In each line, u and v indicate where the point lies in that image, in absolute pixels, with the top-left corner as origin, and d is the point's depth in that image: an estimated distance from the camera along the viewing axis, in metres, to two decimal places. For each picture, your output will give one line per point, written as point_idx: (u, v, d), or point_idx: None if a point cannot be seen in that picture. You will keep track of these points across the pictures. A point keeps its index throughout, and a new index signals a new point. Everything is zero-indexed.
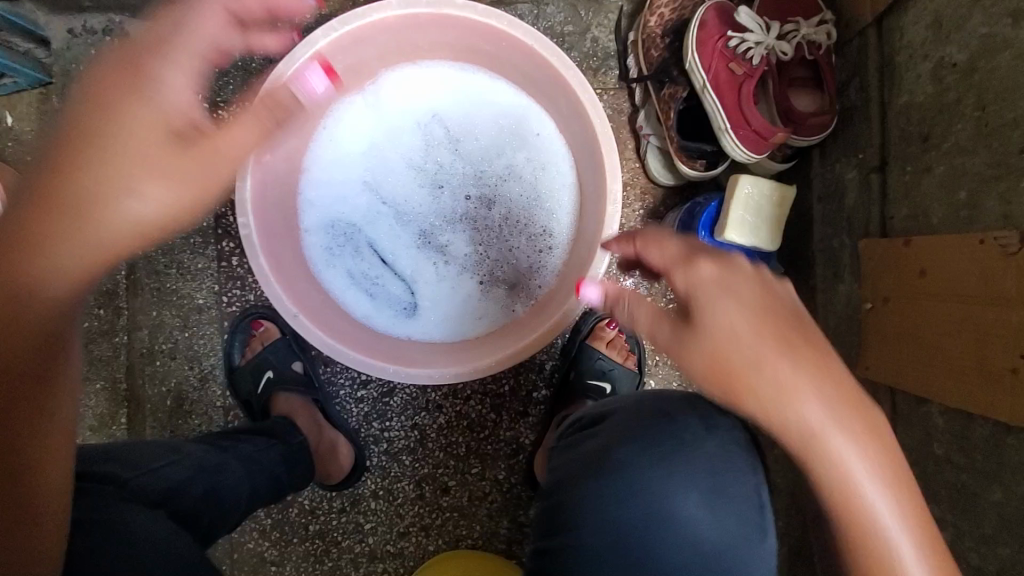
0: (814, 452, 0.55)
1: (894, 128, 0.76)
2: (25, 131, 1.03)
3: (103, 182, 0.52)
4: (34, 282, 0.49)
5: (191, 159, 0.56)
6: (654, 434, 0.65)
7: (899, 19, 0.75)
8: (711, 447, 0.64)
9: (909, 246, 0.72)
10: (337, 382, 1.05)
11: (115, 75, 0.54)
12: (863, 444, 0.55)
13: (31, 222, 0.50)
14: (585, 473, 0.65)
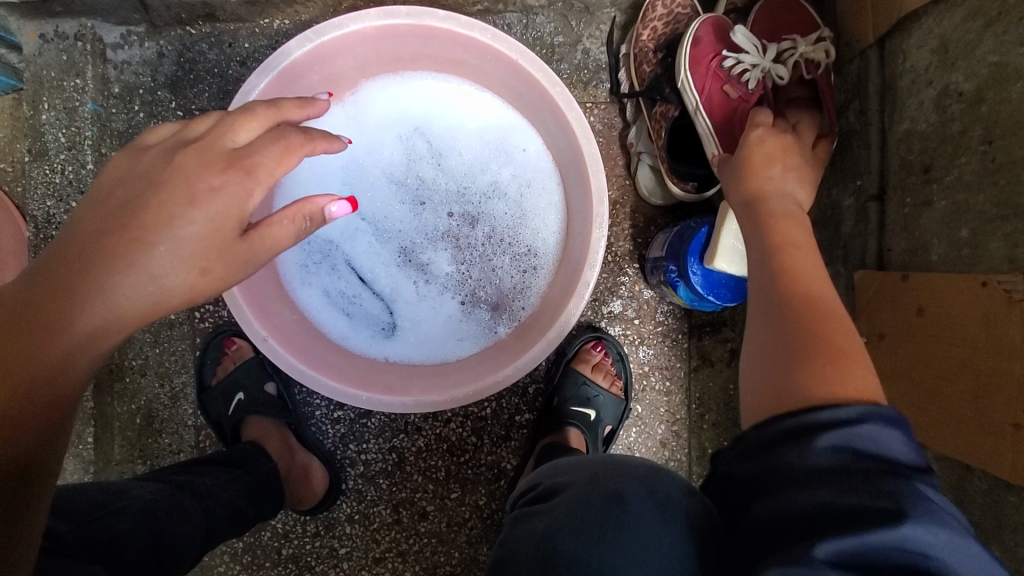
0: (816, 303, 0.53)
1: (894, 156, 0.73)
2: None
3: (124, 278, 0.48)
4: (35, 372, 0.44)
5: (226, 246, 0.53)
6: (611, 525, 0.55)
7: (902, 41, 0.72)
8: (673, 551, 0.54)
9: (908, 282, 0.69)
10: (313, 402, 1.02)
11: (172, 168, 0.52)
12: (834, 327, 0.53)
13: (43, 306, 0.46)
14: (529, 566, 0.55)
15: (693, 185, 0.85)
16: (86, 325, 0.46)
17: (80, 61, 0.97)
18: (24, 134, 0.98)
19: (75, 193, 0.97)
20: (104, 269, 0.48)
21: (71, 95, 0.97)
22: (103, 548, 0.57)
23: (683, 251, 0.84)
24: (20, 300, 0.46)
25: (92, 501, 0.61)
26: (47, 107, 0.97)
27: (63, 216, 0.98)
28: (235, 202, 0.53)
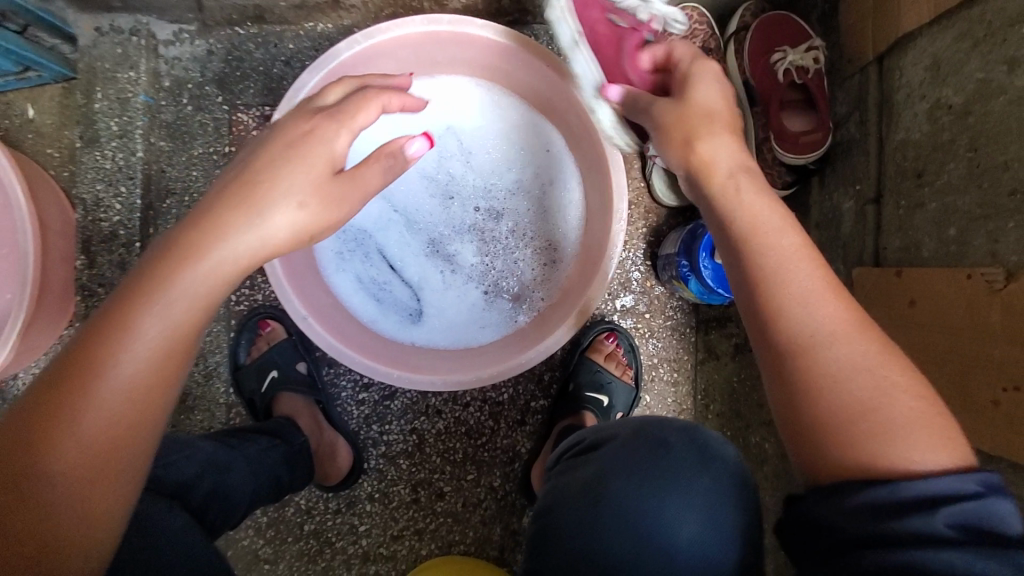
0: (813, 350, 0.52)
1: (890, 162, 0.80)
2: (45, 123, 1.07)
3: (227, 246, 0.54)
4: (122, 365, 0.49)
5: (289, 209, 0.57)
6: (652, 465, 0.63)
7: (899, 60, 0.79)
8: (707, 484, 0.62)
9: (901, 276, 0.75)
10: (340, 384, 1.07)
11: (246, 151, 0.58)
12: (863, 342, 0.51)
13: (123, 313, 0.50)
14: (579, 503, 0.64)
15: None
16: (197, 286, 0.53)
17: (135, 54, 1.04)
18: (78, 122, 1.05)
19: (125, 178, 1.04)
20: (210, 238, 0.54)
21: (124, 86, 1.04)
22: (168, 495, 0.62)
23: (695, 247, 0.90)
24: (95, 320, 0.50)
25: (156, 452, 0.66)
26: (100, 97, 1.04)
27: (110, 200, 1.05)
28: (325, 144, 0.59)
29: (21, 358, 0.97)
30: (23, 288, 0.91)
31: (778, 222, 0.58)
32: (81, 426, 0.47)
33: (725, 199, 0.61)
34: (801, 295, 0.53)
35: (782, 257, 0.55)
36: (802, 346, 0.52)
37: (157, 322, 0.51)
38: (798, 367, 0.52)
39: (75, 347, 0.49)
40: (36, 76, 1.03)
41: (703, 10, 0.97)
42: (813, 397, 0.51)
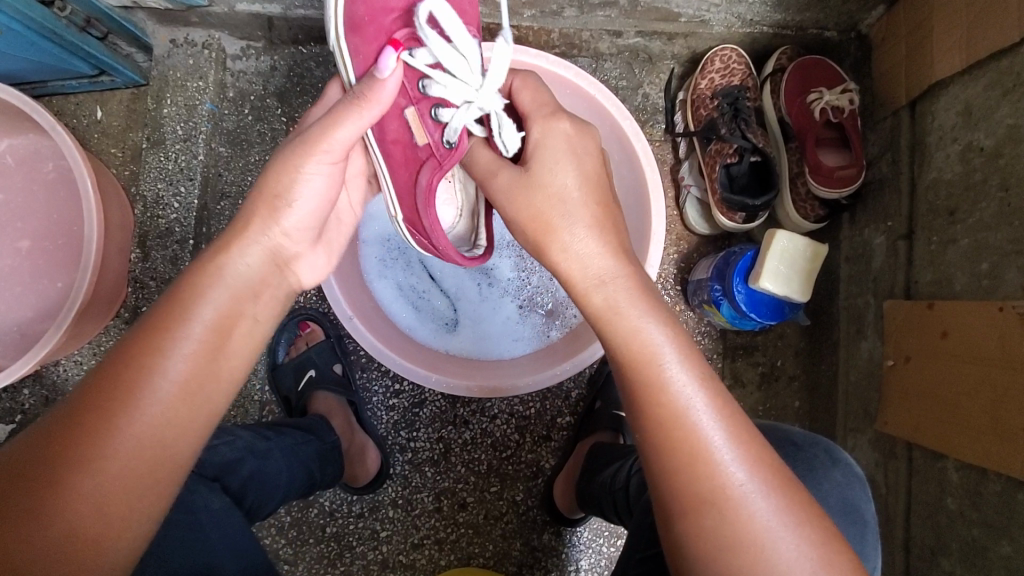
0: (676, 432, 0.52)
1: (922, 201, 0.84)
2: (111, 125, 1.14)
3: (231, 286, 0.55)
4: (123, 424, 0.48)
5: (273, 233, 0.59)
6: (782, 457, 0.70)
7: (931, 105, 0.84)
8: (840, 477, 0.69)
9: (933, 309, 0.78)
10: (372, 388, 1.10)
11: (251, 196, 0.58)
12: (755, 465, 0.52)
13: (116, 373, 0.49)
14: None
15: (741, 216, 0.97)
16: (208, 323, 0.53)
17: (205, 66, 1.09)
18: (144, 125, 1.13)
19: (185, 179, 1.09)
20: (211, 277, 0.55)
21: (192, 94, 1.09)
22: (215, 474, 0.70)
23: (728, 273, 0.92)
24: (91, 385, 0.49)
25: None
26: (169, 103, 1.09)
27: (170, 198, 1.10)
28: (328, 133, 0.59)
29: (69, 342, 0.99)
30: (84, 270, 0.94)
31: (638, 317, 0.58)
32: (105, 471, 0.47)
33: (618, 315, 0.58)
34: (695, 408, 0.53)
35: (675, 365, 0.55)
36: (691, 438, 0.52)
37: (177, 363, 0.51)
38: (689, 482, 0.51)
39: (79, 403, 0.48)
40: (109, 82, 1.10)
41: (742, 51, 1.03)
42: (704, 512, 0.50)
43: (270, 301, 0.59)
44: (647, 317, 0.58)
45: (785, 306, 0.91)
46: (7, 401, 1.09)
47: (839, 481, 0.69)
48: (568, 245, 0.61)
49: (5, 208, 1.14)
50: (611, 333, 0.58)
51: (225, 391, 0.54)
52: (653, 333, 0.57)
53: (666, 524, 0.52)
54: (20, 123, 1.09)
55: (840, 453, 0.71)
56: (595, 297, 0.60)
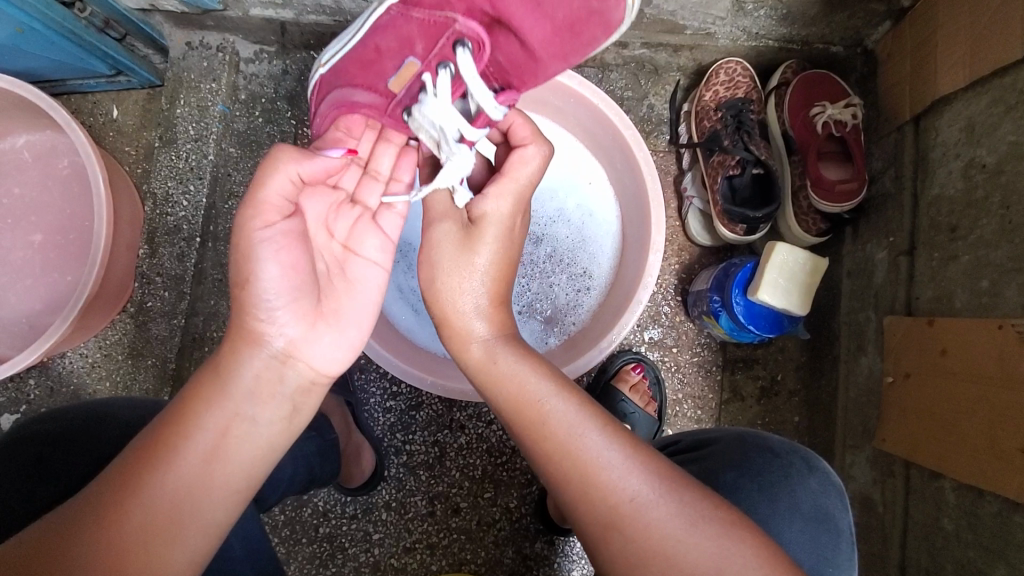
0: (568, 467, 0.55)
1: (925, 217, 0.83)
2: (126, 124, 1.17)
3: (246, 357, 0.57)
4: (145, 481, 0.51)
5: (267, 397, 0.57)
6: (769, 468, 0.69)
7: (935, 121, 0.83)
8: (813, 484, 0.69)
9: (933, 325, 0.77)
10: (369, 390, 1.11)
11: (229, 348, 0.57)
12: (646, 472, 0.54)
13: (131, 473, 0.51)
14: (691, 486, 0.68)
15: (742, 228, 0.96)
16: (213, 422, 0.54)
17: (218, 68, 1.12)
18: (158, 124, 1.15)
19: (195, 178, 1.11)
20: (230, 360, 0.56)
21: (205, 96, 1.12)
22: None
23: (728, 284, 0.92)
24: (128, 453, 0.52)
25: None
26: (183, 104, 1.12)
27: (179, 197, 1.12)
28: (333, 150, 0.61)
29: (75, 334, 1.00)
30: (91, 264, 0.96)
31: (515, 360, 0.63)
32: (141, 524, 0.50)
33: (493, 366, 0.62)
34: (581, 437, 0.56)
35: (552, 400, 0.59)
36: (576, 467, 0.55)
37: (201, 436, 0.54)
38: (589, 509, 0.54)
39: (122, 470, 0.51)
40: (126, 82, 1.13)
41: (747, 65, 1.03)
42: (613, 529, 0.52)
43: (278, 393, 0.58)
44: (520, 363, 0.62)
45: (784, 319, 0.90)
46: (13, 390, 1.11)
47: (812, 489, 0.69)
48: (462, 286, 0.64)
49: (21, 201, 1.17)
50: (493, 388, 0.62)
51: (260, 457, 0.57)
52: (529, 380, 0.61)
53: (595, 553, 0.54)
54: (39, 120, 1.12)
55: (819, 461, 0.71)
56: (475, 349, 0.64)
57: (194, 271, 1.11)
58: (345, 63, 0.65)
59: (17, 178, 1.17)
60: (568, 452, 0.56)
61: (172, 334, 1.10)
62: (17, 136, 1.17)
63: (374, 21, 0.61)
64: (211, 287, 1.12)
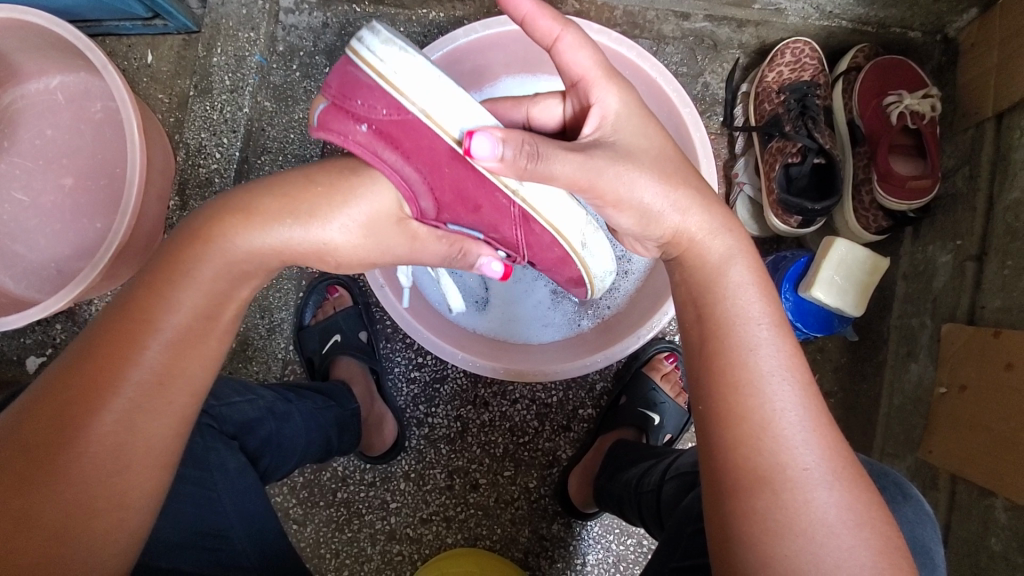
0: (740, 443, 0.49)
1: (999, 222, 0.78)
2: (161, 70, 1.13)
3: (203, 290, 0.53)
4: (93, 404, 0.47)
5: (185, 335, 0.51)
6: None
7: (1020, 119, 0.77)
8: (909, 512, 0.61)
9: (999, 337, 0.73)
10: (394, 359, 1.09)
11: (168, 280, 0.52)
12: (826, 458, 0.48)
13: (72, 401, 0.47)
14: None
15: (797, 219, 0.91)
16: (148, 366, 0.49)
17: (258, 17, 1.08)
18: (192, 72, 1.12)
19: (228, 130, 1.07)
20: (219, 238, 0.54)
21: (243, 45, 1.07)
22: (237, 431, 0.69)
23: (777, 277, 0.88)
24: (75, 380, 0.47)
25: (225, 390, 0.71)
26: (219, 52, 1.08)
27: (212, 148, 1.08)
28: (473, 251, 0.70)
29: (104, 284, 1.00)
30: (123, 211, 0.93)
31: (745, 302, 0.54)
32: (119, 408, 0.48)
33: (721, 281, 0.55)
34: (777, 413, 0.49)
35: (755, 338, 0.52)
36: (761, 448, 0.48)
37: (135, 370, 0.48)
38: (758, 488, 0.47)
39: (83, 360, 0.48)
40: (162, 26, 1.10)
41: (815, 45, 0.97)
42: (770, 510, 0.46)
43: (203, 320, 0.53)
44: (745, 287, 0.55)
45: (834, 318, 0.86)
46: (40, 333, 1.12)
47: (904, 515, 0.60)
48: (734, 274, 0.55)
49: (53, 144, 1.15)
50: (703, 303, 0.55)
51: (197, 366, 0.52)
52: (741, 325, 0.52)
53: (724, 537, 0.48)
54: (74, 60, 1.09)
55: (910, 487, 0.63)
56: (711, 261, 0.57)
57: None
58: (376, 119, 0.53)
59: (50, 120, 1.15)
60: (761, 428, 0.48)
61: None
62: (51, 77, 1.15)
63: (425, 125, 0.53)
64: None
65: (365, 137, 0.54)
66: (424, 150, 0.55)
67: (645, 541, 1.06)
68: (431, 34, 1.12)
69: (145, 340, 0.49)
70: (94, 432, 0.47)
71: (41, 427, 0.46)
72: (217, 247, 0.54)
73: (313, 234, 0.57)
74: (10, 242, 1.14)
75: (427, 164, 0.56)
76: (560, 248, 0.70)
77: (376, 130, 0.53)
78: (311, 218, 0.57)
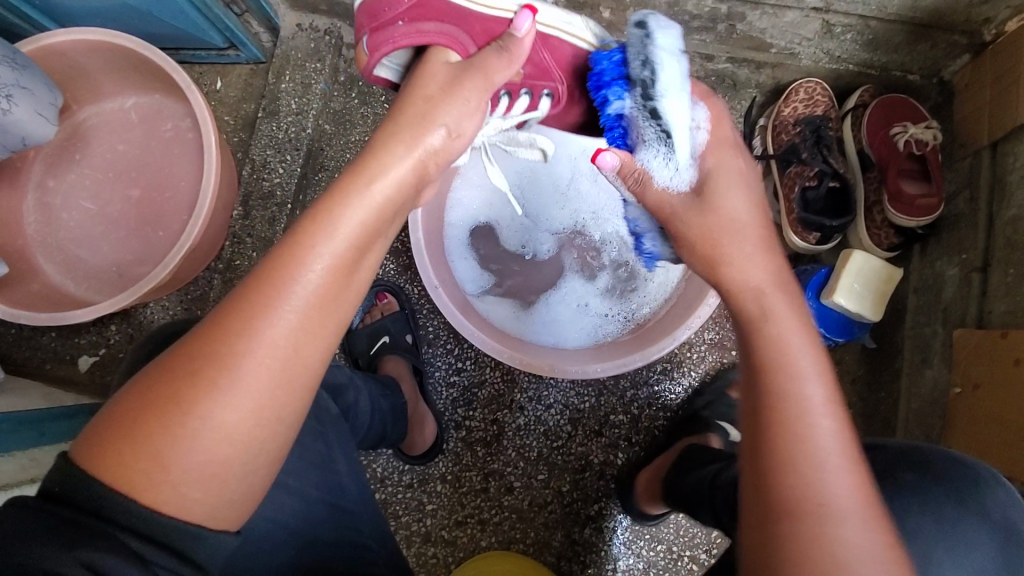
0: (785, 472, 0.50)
1: (1000, 236, 0.87)
2: (229, 95, 1.25)
3: (337, 245, 0.49)
4: (227, 380, 0.46)
5: (323, 297, 0.48)
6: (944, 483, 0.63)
7: (1014, 146, 0.88)
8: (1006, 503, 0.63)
9: (1006, 337, 0.81)
10: (435, 364, 1.15)
11: (295, 238, 0.48)
12: (859, 488, 0.49)
13: (210, 371, 0.46)
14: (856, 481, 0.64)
15: (816, 236, 1.01)
16: (288, 332, 0.47)
17: (324, 50, 1.18)
18: (260, 97, 1.23)
19: (292, 149, 1.18)
20: (367, 170, 0.51)
21: (309, 74, 1.18)
22: None
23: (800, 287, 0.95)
24: (206, 353, 0.46)
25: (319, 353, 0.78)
26: (288, 79, 1.19)
27: (274, 165, 1.19)
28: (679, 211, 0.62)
29: (168, 284, 1.07)
30: (197, 216, 1.02)
31: (749, 250, 0.63)
32: (252, 371, 0.46)
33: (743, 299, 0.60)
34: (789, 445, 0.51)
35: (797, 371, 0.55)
36: (803, 506, 0.48)
37: (273, 336, 0.47)
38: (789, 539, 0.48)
39: (214, 320, 0.47)
40: (235, 56, 1.22)
41: (825, 85, 1.09)
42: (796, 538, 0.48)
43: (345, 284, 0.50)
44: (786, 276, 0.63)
45: (854, 325, 0.93)
46: (96, 334, 1.18)
47: (1002, 501, 0.63)
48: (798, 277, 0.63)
49: (123, 158, 1.25)
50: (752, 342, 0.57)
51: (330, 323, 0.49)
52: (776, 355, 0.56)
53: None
54: (152, 83, 1.20)
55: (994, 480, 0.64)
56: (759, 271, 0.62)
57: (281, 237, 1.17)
58: (403, 12, 0.55)
59: (122, 137, 1.25)
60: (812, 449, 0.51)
61: None
62: (127, 98, 1.25)
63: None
64: None
65: (402, 32, 0.55)
66: (428, 9, 0.56)
67: (675, 548, 1.09)
68: None
69: (282, 307, 0.47)
70: (232, 399, 0.46)
71: (170, 397, 0.45)
72: (358, 195, 0.50)
73: (418, 149, 0.53)
74: (76, 246, 1.22)
75: (451, 21, 0.57)
76: (581, 51, 0.67)
77: (407, 17, 0.55)
78: (419, 135, 0.53)
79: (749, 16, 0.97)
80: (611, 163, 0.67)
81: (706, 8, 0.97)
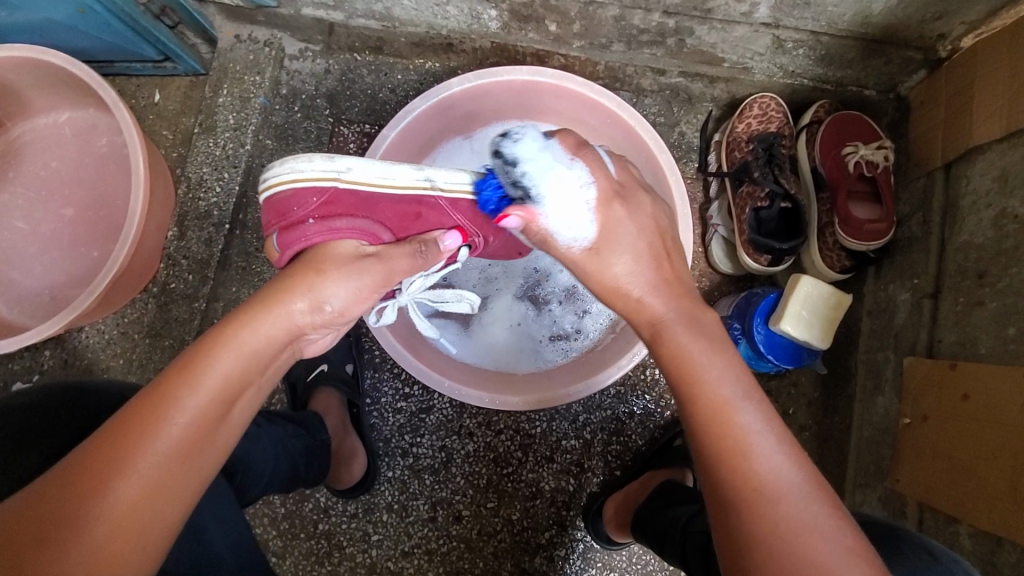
0: (721, 440, 0.52)
1: (951, 263, 0.84)
2: (167, 108, 1.19)
3: (210, 389, 0.53)
4: (87, 517, 0.46)
5: (193, 441, 0.51)
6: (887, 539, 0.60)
7: (966, 169, 0.85)
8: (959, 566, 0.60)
9: (954, 369, 0.78)
10: (381, 390, 1.11)
11: (168, 383, 0.52)
12: (800, 464, 0.51)
13: (68, 511, 0.45)
14: None
15: (767, 258, 0.97)
16: (152, 474, 0.49)
17: (264, 62, 1.13)
18: (198, 111, 1.18)
19: (230, 166, 1.13)
20: (241, 321, 0.57)
21: (248, 88, 1.13)
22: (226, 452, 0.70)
23: (750, 313, 0.92)
24: (62, 493, 0.46)
25: None
26: (226, 93, 1.14)
27: (213, 182, 1.14)
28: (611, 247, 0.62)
29: (97, 311, 1.03)
30: (123, 240, 0.97)
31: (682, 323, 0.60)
32: (107, 512, 0.46)
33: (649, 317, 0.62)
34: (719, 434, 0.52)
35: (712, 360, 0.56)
36: (747, 493, 0.49)
37: (139, 475, 0.48)
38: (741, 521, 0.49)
39: (74, 464, 0.47)
40: (172, 68, 1.16)
41: (780, 100, 1.06)
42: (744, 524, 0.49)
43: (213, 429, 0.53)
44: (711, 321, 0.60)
45: (803, 351, 0.90)
46: (28, 360, 1.13)
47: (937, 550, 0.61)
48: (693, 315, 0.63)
49: (56, 175, 1.19)
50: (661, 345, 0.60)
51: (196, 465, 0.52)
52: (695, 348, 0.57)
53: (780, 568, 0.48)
54: (83, 98, 1.14)
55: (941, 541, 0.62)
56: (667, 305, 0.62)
57: (220, 258, 1.13)
58: (310, 212, 0.63)
59: (56, 153, 1.20)
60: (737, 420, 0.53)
61: (191, 317, 1.11)
62: (60, 112, 1.20)
63: (341, 187, 0.64)
64: (234, 274, 1.13)
65: (313, 229, 0.63)
66: (335, 203, 0.64)
67: None
68: (427, 82, 1.16)
69: (149, 447, 0.49)
70: (90, 538, 0.45)
71: (21, 543, 0.43)
72: (233, 344, 0.55)
73: (293, 311, 0.59)
74: (6, 268, 1.16)
75: (364, 209, 0.66)
76: (494, 212, 0.77)
77: (317, 216, 0.63)
78: (301, 294, 0.60)
79: (697, 30, 0.94)
80: (516, 224, 0.69)
81: (652, 22, 0.93)
